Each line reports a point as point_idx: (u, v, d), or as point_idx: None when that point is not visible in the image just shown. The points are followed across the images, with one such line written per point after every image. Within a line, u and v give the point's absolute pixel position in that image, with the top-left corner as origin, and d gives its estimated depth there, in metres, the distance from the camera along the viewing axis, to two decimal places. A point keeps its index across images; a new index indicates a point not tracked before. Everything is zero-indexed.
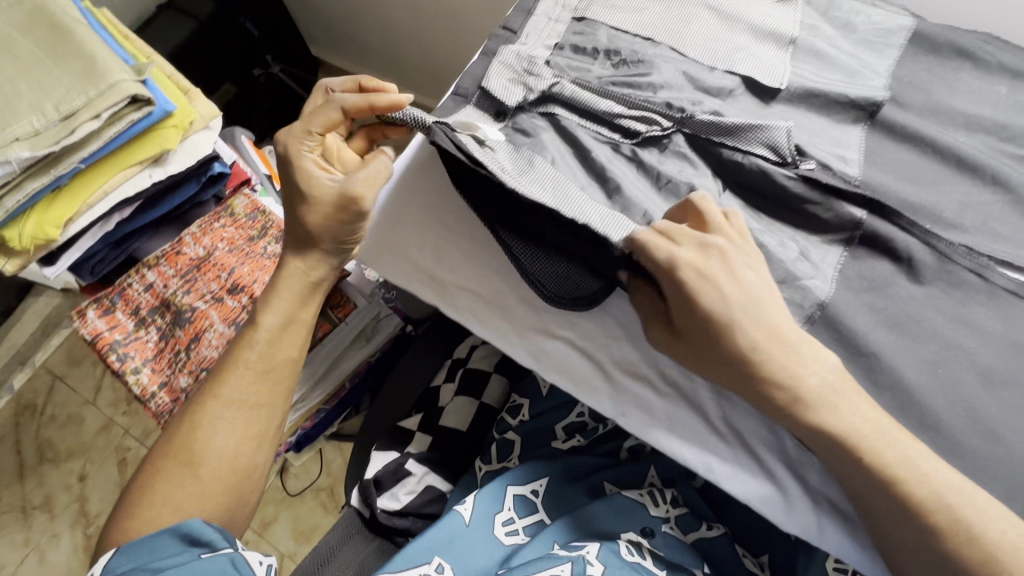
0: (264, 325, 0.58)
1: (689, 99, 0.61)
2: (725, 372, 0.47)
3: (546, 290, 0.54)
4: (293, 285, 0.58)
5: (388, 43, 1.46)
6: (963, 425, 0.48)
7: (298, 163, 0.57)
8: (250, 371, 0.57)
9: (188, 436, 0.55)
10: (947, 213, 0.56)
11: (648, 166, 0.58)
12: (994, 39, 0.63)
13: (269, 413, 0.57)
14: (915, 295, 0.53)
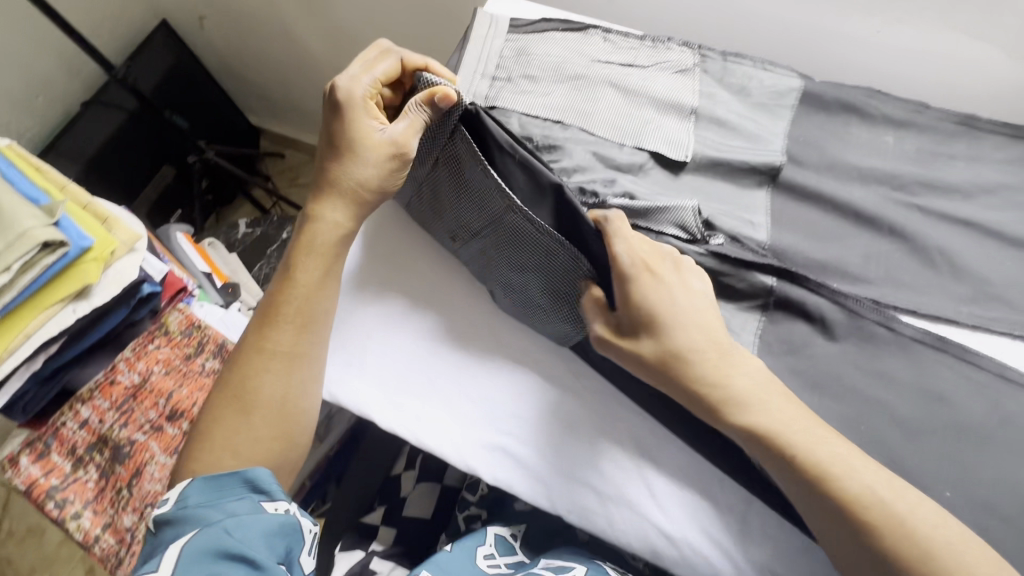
0: (302, 267, 0.55)
1: (602, 180, 0.63)
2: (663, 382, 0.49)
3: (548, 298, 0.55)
4: (326, 230, 0.56)
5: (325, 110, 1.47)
6: None
7: (345, 113, 0.55)
8: (295, 320, 0.54)
9: (238, 385, 0.53)
10: (852, 267, 0.59)
11: None
12: (876, 92, 0.67)
13: (314, 362, 0.55)
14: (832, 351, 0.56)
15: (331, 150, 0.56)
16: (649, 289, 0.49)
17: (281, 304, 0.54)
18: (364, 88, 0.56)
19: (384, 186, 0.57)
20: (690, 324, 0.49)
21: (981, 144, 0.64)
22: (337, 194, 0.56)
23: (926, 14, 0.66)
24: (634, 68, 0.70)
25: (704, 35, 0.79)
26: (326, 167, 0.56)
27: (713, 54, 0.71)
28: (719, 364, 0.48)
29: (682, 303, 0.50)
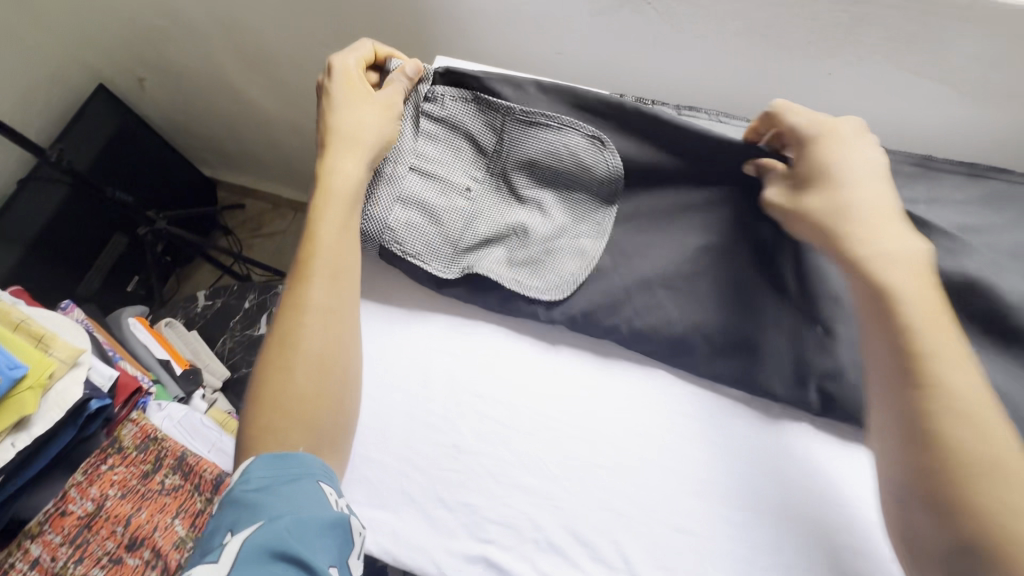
0: (329, 224, 0.54)
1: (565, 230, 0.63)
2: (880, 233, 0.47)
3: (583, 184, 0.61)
4: (343, 183, 0.55)
5: (280, 159, 1.41)
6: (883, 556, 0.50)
7: (337, 79, 0.57)
8: (327, 277, 0.53)
9: (279, 343, 0.52)
10: None
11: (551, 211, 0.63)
12: None
13: (349, 325, 0.54)
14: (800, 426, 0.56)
15: (328, 106, 0.57)
16: (834, 153, 0.49)
17: (313, 258, 0.54)
18: (354, 58, 0.58)
19: (382, 131, 0.57)
20: (859, 187, 0.48)
21: (940, 185, 0.63)
22: (334, 143, 0.55)
23: (873, 57, 0.65)
24: None
25: (654, 82, 0.78)
26: (327, 124, 0.56)
27: (667, 108, 0.68)
28: (878, 223, 0.47)
29: (854, 164, 0.49)
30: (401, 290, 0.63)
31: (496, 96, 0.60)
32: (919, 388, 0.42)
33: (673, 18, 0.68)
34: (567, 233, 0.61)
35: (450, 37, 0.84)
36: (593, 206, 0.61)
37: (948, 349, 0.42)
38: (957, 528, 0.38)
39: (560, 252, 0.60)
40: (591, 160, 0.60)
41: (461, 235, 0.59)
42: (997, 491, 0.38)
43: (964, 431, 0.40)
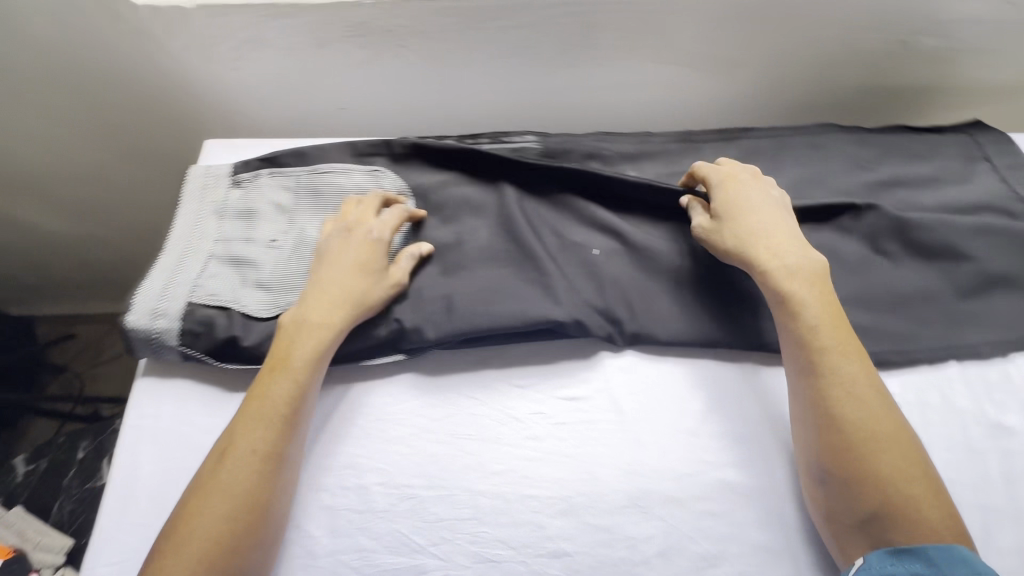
0: (299, 360, 0.53)
1: None
2: (783, 242, 0.57)
3: None
4: (321, 334, 0.54)
5: (97, 276, 1.25)
6: (727, 506, 0.53)
7: (372, 245, 0.59)
8: (282, 415, 0.50)
9: (211, 475, 0.48)
10: (641, 310, 0.60)
11: None
12: (605, 135, 0.70)
13: (296, 465, 0.51)
14: (645, 410, 0.57)
15: (350, 271, 0.57)
16: (739, 195, 0.60)
17: (270, 391, 0.51)
18: (381, 222, 0.60)
19: (372, 293, 0.57)
20: (761, 227, 0.58)
21: (704, 154, 0.70)
22: (351, 308, 0.55)
23: (621, 55, 0.70)
24: (387, 171, 0.69)
25: (445, 117, 0.78)
26: (343, 287, 0.56)
27: (450, 140, 0.70)
28: (784, 245, 0.57)
29: (761, 211, 0.59)
30: (216, 401, 0.57)
31: (279, 164, 0.69)
32: (818, 380, 0.52)
33: (434, 55, 0.69)
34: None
35: (232, 113, 0.79)
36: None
37: (841, 348, 0.52)
38: (855, 496, 0.48)
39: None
40: (378, 187, 0.67)
41: (271, 277, 0.61)
42: (890, 462, 0.48)
43: (864, 415, 0.50)
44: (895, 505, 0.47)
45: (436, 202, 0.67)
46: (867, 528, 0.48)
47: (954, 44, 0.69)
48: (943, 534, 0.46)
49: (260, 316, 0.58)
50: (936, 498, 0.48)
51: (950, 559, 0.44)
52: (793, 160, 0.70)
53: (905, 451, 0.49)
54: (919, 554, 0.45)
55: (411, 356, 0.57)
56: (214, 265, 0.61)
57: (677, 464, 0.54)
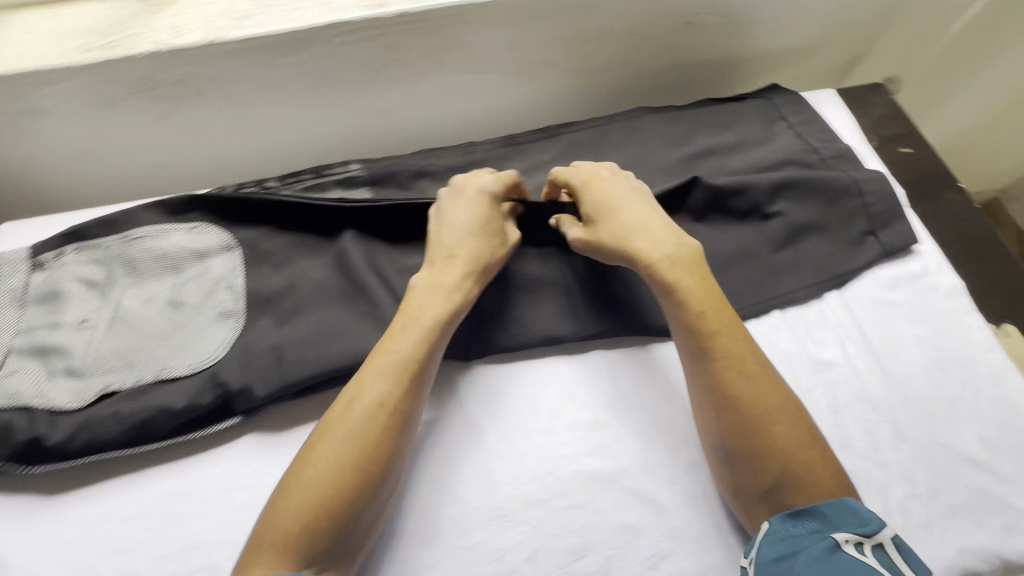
0: (427, 317, 0.54)
1: (200, 304, 0.60)
2: (652, 235, 0.58)
3: (204, 264, 0.62)
4: (453, 296, 0.56)
5: None
6: (586, 497, 0.54)
7: (490, 208, 0.60)
8: (394, 389, 0.51)
9: (333, 426, 0.50)
10: (481, 321, 0.60)
11: (180, 298, 0.60)
12: (431, 151, 0.70)
13: (411, 431, 0.52)
14: (497, 418, 0.57)
15: (474, 234, 0.58)
16: (601, 196, 0.61)
17: (396, 348, 0.53)
18: (491, 186, 0.61)
19: (479, 267, 0.57)
20: (636, 223, 0.58)
21: (529, 155, 0.71)
22: (471, 276, 0.57)
23: (432, 71, 0.70)
24: (206, 223, 0.64)
25: (273, 156, 0.75)
26: (469, 250, 0.57)
27: (270, 183, 0.68)
28: (655, 236, 0.58)
29: (631, 207, 0.60)
30: (34, 510, 0.52)
31: (84, 237, 0.63)
32: (712, 362, 0.53)
33: (238, 98, 0.66)
34: (203, 311, 0.60)
35: (37, 188, 0.73)
36: (225, 272, 0.62)
37: (729, 331, 0.54)
38: (754, 471, 0.50)
39: (207, 329, 0.58)
40: (200, 245, 0.63)
41: (81, 363, 0.56)
42: (783, 433, 0.50)
43: (755, 391, 0.51)
44: (793, 472, 0.49)
45: (263, 248, 0.64)
46: (770, 499, 0.49)
47: (737, 18, 0.74)
48: (833, 494, 0.48)
49: (69, 408, 0.53)
50: (826, 462, 0.50)
51: (840, 512, 0.46)
52: (614, 146, 0.72)
53: (796, 423, 0.51)
54: (812, 512, 0.47)
55: (249, 417, 0.55)
56: (13, 362, 0.55)
57: (536, 465, 0.55)
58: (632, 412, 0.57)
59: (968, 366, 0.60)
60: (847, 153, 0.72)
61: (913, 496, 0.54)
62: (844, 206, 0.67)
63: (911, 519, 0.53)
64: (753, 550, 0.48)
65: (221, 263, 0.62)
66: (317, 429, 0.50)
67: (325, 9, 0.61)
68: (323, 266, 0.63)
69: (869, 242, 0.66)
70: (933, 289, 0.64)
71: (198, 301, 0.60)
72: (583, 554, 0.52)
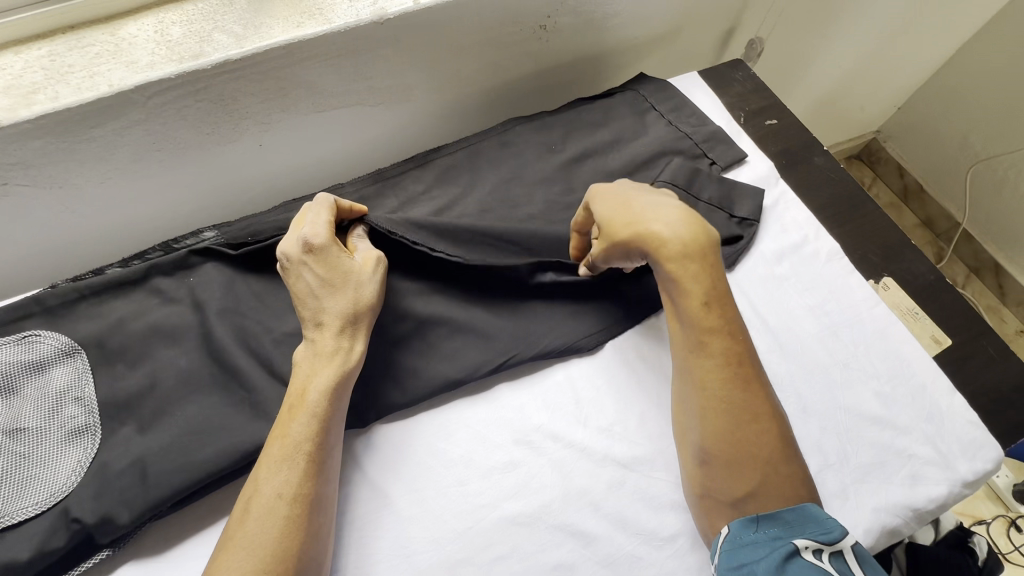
0: (317, 391, 0.49)
1: (44, 427, 0.52)
2: (668, 218, 0.54)
3: (42, 379, 0.54)
4: (333, 362, 0.51)
5: None
6: (512, 546, 0.51)
7: (324, 257, 0.53)
8: (301, 476, 0.47)
9: (237, 526, 0.45)
10: (373, 379, 0.56)
11: (16, 423, 0.52)
12: (294, 202, 0.65)
13: (327, 510, 0.48)
14: (406, 481, 0.53)
15: (325, 288, 0.52)
16: (615, 200, 0.57)
17: (289, 429, 0.48)
18: (312, 231, 0.53)
19: (356, 315, 0.53)
20: (648, 211, 0.55)
21: (403, 187, 0.67)
22: (350, 331, 0.52)
23: (278, 116, 0.64)
24: (38, 330, 0.56)
25: (119, 233, 0.68)
26: (332, 304, 0.52)
27: (113, 268, 0.60)
28: (671, 216, 0.55)
29: (640, 199, 0.57)
30: None
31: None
32: (712, 356, 0.52)
33: (52, 181, 0.58)
34: (49, 432, 0.52)
35: None
36: (70, 381, 0.55)
37: (721, 330, 0.52)
38: (730, 476, 0.49)
39: (55, 454, 0.51)
40: (33, 355, 0.55)
41: None
42: (764, 438, 0.50)
43: (746, 394, 0.51)
44: (764, 478, 0.49)
45: (114, 345, 0.57)
46: (738, 504, 0.49)
47: (590, 15, 0.73)
48: (796, 502, 0.48)
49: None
50: (793, 470, 0.50)
51: (805, 520, 0.47)
52: (489, 163, 0.69)
53: (774, 427, 0.51)
54: (777, 518, 0.47)
55: (121, 544, 0.50)
56: None
57: (454, 524, 0.51)
58: (546, 442, 0.55)
59: (857, 326, 0.62)
60: (716, 134, 0.73)
61: (826, 466, 0.55)
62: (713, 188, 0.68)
63: (827, 489, 0.54)
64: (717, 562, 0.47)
65: (65, 374, 0.55)
66: (231, 534, 0.44)
67: (132, 69, 0.55)
68: (188, 352, 0.57)
69: (745, 225, 0.67)
70: (814, 256, 0.66)
71: (41, 424, 0.52)
72: None
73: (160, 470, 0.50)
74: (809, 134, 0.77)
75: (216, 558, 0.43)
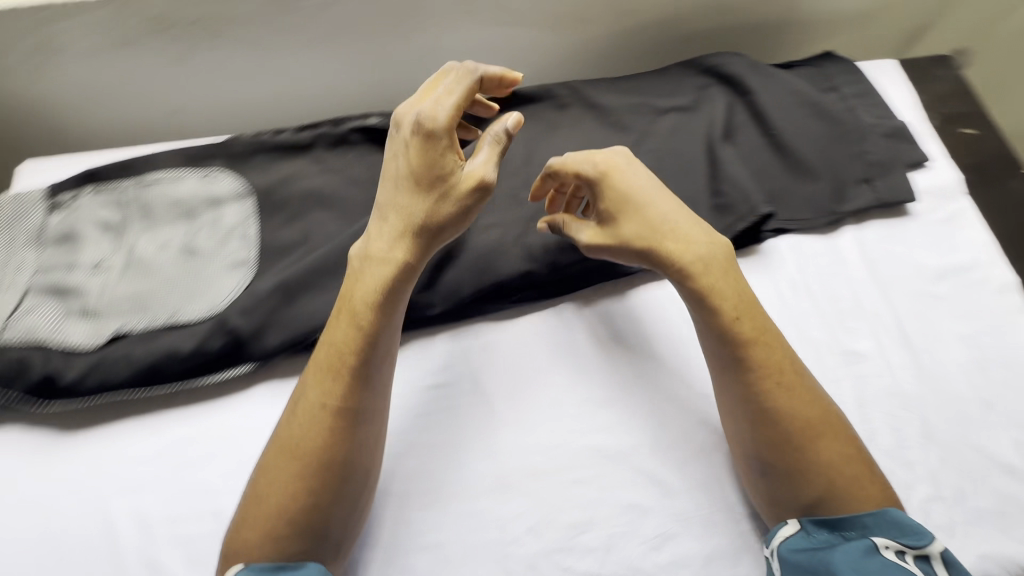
0: (363, 300, 0.47)
1: (211, 252, 0.59)
2: (695, 234, 0.51)
3: (217, 212, 0.62)
4: (388, 267, 0.48)
5: None
6: (595, 473, 0.53)
7: (423, 143, 0.49)
8: (341, 384, 0.46)
9: (285, 429, 0.46)
10: (499, 288, 0.58)
11: (192, 245, 0.60)
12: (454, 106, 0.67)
13: (376, 417, 0.48)
14: (512, 384, 0.56)
15: (409, 181, 0.49)
16: (614, 198, 0.53)
17: (334, 337, 0.47)
18: (428, 105, 0.49)
19: (422, 220, 0.49)
20: (668, 233, 0.51)
21: (561, 120, 0.67)
22: (410, 237, 0.49)
23: (458, 20, 0.66)
24: (221, 171, 0.63)
25: (293, 106, 0.74)
26: (401, 207, 0.49)
27: (286, 133, 0.65)
28: (693, 233, 0.51)
29: (653, 208, 0.52)
30: (55, 442, 0.53)
31: (101, 179, 0.62)
32: (765, 372, 0.48)
33: (256, 41, 0.64)
34: (216, 258, 0.59)
35: (54, 127, 0.72)
36: (238, 220, 0.61)
37: (769, 342, 0.49)
38: (793, 487, 0.47)
39: (218, 277, 0.58)
40: (213, 191, 0.62)
41: (96, 302, 0.56)
42: (823, 446, 0.47)
43: (800, 402, 0.48)
44: (836, 485, 0.46)
45: (278, 199, 0.63)
46: (810, 507, 0.47)
47: None
48: (879, 506, 0.46)
49: (83, 348, 0.53)
50: (870, 477, 0.47)
51: (883, 527, 0.45)
52: (648, 110, 0.68)
53: (840, 435, 0.48)
54: (855, 522, 0.45)
55: (261, 365, 0.55)
56: (24, 297, 0.55)
57: (545, 437, 0.54)
58: (647, 391, 0.56)
59: (1013, 367, 0.56)
60: (902, 131, 0.66)
61: (937, 498, 0.52)
62: (846, 147, 0.65)
63: (933, 520, 0.51)
64: (779, 550, 0.47)
65: (235, 213, 0.62)
66: (279, 438, 0.46)
67: None
68: (338, 221, 0.62)
69: (864, 190, 0.63)
70: (981, 283, 0.60)
71: (210, 249, 0.60)
72: (587, 527, 0.51)
73: (296, 313, 0.55)
74: (1010, 152, 0.68)
75: (268, 458, 0.46)
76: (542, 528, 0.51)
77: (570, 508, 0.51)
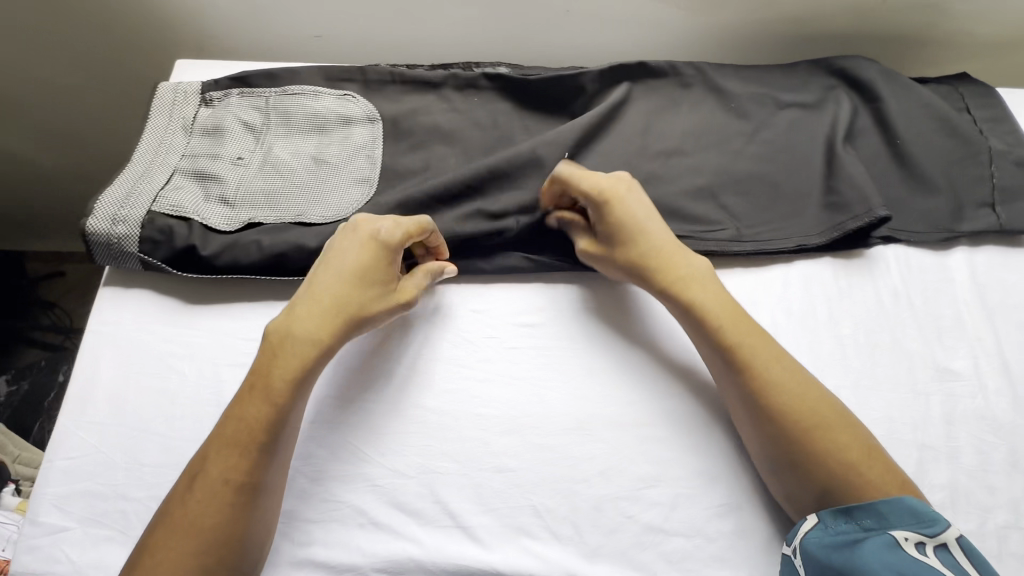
0: (285, 377, 0.48)
1: (339, 167, 0.63)
2: (678, 267, 0.55)
3: (348, 132, 0.65)
4: (312, 352, 0.49)
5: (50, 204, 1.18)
6: (670, 434, 0.54)
7: (375, 257, 0.53)
8: (253, 454, 0.45)
9: (176, 505, 0.44)
10: None
11: (322, 157, 0.64)
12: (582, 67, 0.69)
13: (273, 494, 0.47)
14: (606, 336, 0.58)
15: (376, 272, 0.53)
16: (614, 218, 0.56)
17: (246, 411, 0.46)
18: (382, 230, 0.53)
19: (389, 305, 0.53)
20: (660, 255, 0.55)
21: (683, 97, 0.68)
22: (361, 320, 0.52)
23: None
24: (356, 95, 0.67)
25: (425, 46, 0.77)
26: (352, 292, 0.51)
27: (421, 68, 0.69)
28: (674, 257, 0.55)
29: (650, 230, 0.56)
30: (181, 309, 0.58)
31: (249, 84, 0.66)
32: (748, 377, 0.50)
33: None
34: (343, 172, 0.63)
35: (206, 32, 0.78)
36: (366, 142, 0.65)
37: (757, 347, 0.51)
38: (803, 476, 0.47)
39: (344, 190, 0.62)
40: (347, 112, 0.66)
41: (234, 193, 0.60)
42: (832, 433, 0.47)
43: (796, 391, 0.49)
44: (850, 471, 0.46)
45: (405, 129, 0.66)
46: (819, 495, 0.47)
47: None
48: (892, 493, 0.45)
49: (220, 229, 0.58)
50: (882, 467, 0.46)
51: (895, 512, 0.44)
52: (773, 101, 0.68)
53: (846, 426, 0.48)
54: (871, 510, 0.44)
55: None
56: (172, 176, 0.60)
57: (628, 391, 0.56)
58: None
59: None
60: None
61: (1015, 527, 0.51)
62: (971, 168, 0.63)
63: (1008, 547, 0.50)
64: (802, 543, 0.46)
65: (363, 135, 0.65)
66: (161, 514, 0.44)
67: None
68: (458, 158, 0.65)
69: (985, 214, 0.62)
70: None
71: (338, 164, 0.63)
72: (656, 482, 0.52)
73: None
74: None
75: (156, 524, 0.44)
76: (612, 475, 0.53)
77: (642, 461, 0.53)
